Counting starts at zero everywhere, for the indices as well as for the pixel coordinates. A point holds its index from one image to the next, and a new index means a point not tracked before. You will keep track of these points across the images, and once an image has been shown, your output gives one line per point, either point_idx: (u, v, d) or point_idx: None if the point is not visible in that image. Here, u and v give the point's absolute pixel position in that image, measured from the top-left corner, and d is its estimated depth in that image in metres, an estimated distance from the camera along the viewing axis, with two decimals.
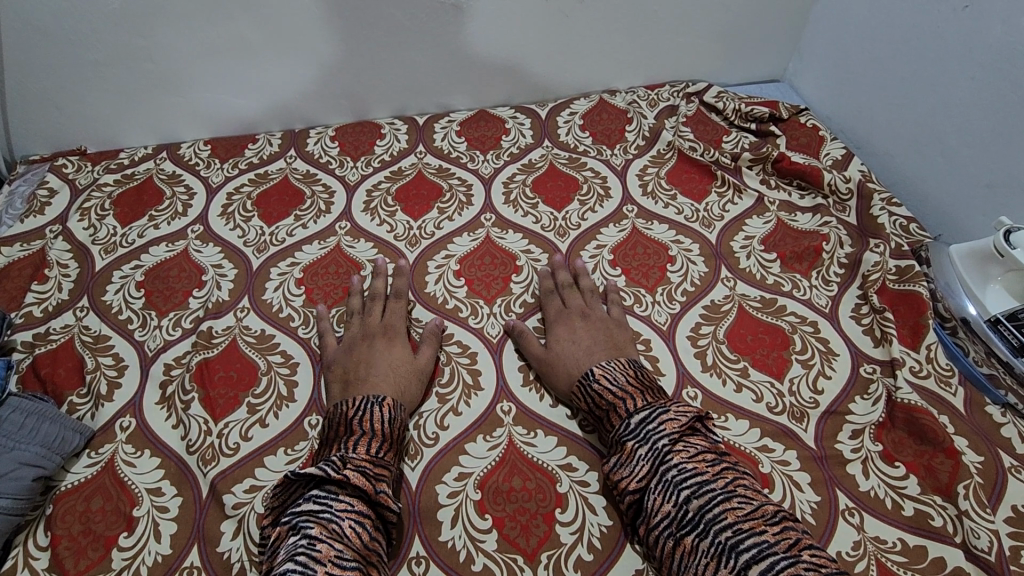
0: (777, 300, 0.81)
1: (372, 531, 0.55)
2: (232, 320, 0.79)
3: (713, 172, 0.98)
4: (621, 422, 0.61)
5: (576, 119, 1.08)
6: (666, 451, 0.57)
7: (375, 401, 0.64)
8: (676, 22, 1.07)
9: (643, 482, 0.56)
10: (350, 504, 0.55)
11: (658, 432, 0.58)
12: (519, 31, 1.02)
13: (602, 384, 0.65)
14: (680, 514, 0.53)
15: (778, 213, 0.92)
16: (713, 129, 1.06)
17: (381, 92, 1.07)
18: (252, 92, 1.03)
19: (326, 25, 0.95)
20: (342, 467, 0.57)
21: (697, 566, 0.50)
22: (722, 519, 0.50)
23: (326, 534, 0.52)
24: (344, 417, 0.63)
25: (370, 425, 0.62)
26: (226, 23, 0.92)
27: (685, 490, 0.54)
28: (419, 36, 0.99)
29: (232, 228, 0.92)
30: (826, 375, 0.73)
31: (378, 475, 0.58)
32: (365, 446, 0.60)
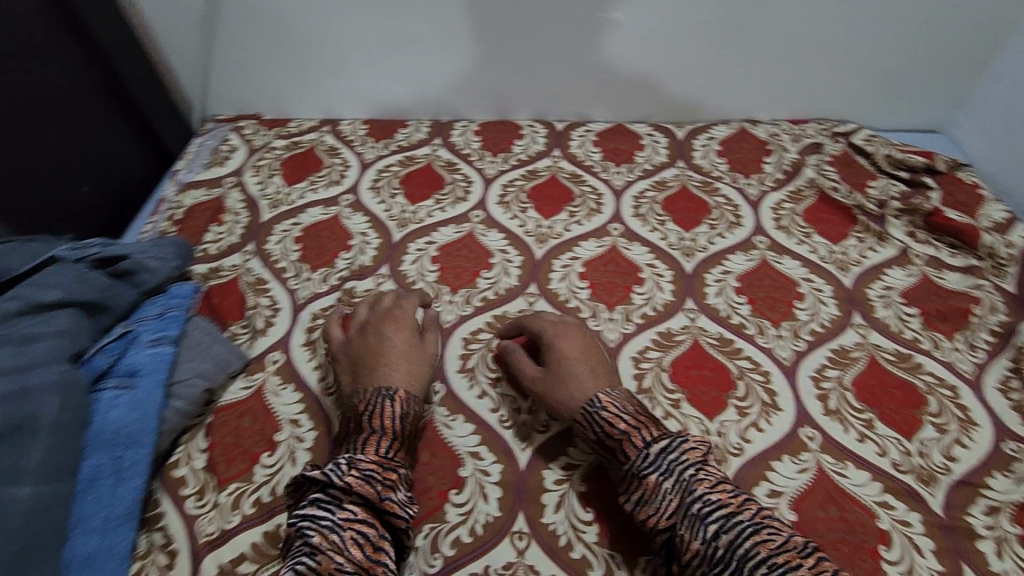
0: (914, 356, 0.77)
1: (375, 542, 0.55)
2: (372, 285, 0.88)
3: (854, 216, 0.95)
4: (637, 454, 0.60)
5: (714, 144, 1.08)
6: (691, 482, 0.57)
7: (387, 394, 0.66)
8: (835, 61, 1.05)
9: (672, 518, 0.56)
10: (352, 514, 0.56)
11: (680, 463, 0.58)
12: (671, 51, 1.05)
13: (608, 414, 0.64)
14: (709, 552, 0.52)
15: (923, 267, 0.88)
16: (862, 171, 1.02)
17: (529, 96, 1.13)
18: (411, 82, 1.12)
19: (494, 27, 1.02)
20: (347, 472, 0.58)
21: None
22: (757, 553, 0.50)
23: (326, 545, 0.53)
24: (357, 412, 0.65)
25: (379, 423, 0.64)
26: (405, 19, 1.02)
27: (711, 525, 0.53)
28: (575, 46, 1.04)
29: (379, 201, 1.00)
30: (961, 443, 0.69)
31: (384, 481, 0.59)
32: (375, 447, 0.62)
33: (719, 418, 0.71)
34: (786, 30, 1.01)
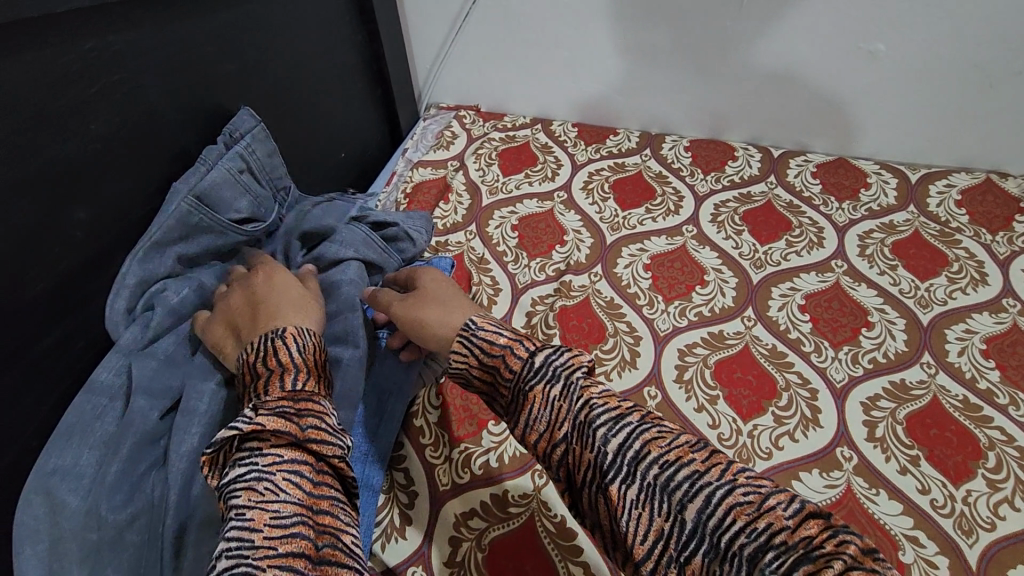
0: (983, 409, 0.72)
1: (314, 475, 0.46)
2: (462, 238, 0.97)
3: (950, 256, 0.90)
4: (521, 365, 0.50)
5: (810, 166, 1.07)
6: (579, 390, 0.47)
7: (276, 334, 0.54)
8: (960, 109, 0.97)
9: (556, 429, 0.47)
10: (279, 449, 0.45)
11: (566, 368, 0.49)
12: (792, 69, 1.00)
13: (486, 334, 0.53)
14: (597, 461, 0.44)
15: (1017, 317, 0.81)
16: (1000, 205, 0.97)
17: (627, 103, 1.16)
18: (523, 69, 1.17)
19: (611, 29, 1.04)
20: (256, 414, 0.46)
21: (630, 523, 0.42)
22: (644, 453, 0.43)
23: (258, 496, 0.42)
24: (246, 364, 0.52)
25: (278, 360, 0.51)
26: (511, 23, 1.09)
27: (598, 429, 0.45)
28: (673, 63, 1.05)
29: (476, 168, 1.10)
30: (1015, 504, 0.65)
31: (302, 411, 0.48)
32: (280, 383, 0.50)
33: (754, 420, 0.72)
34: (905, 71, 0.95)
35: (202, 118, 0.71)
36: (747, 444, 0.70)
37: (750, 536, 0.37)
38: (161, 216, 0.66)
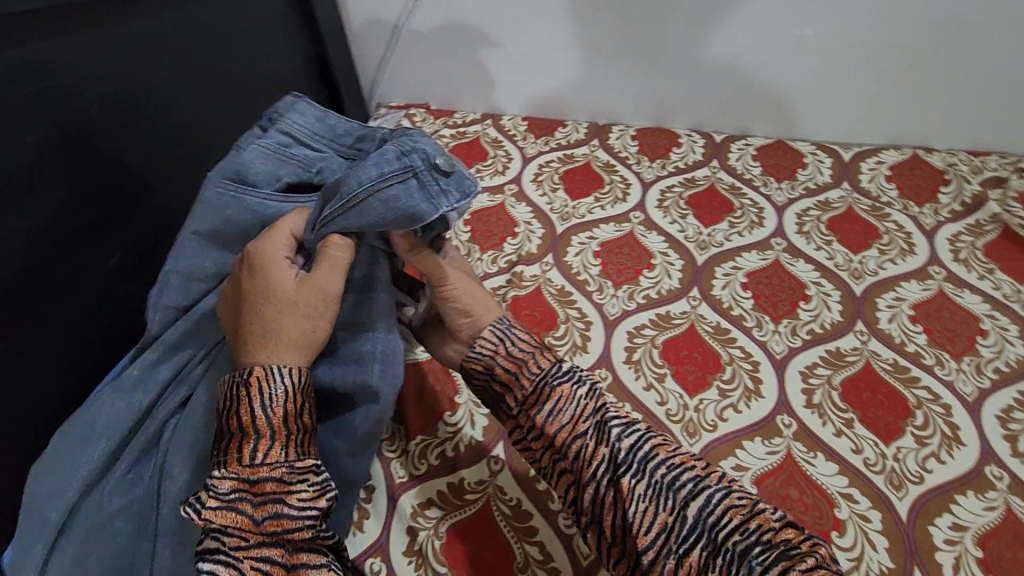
0: (911, 370, 0.77)
1: (263, 526, 0.45)
2: None
3: (881, 229, 0.94)
4: (550, 366, 0.56)
5: (751, 149, 1.10)
6: (602, 397, 0.55)
7: (253, 377, 0.48)
8: (891, 89, 1.02)
9: (580, 424, 0.53)
10: (232, 518, 0.45)
11: (589, 379, 0.57)
12: (733, 55, 1.03)
13: (517, 333, 0.60)
14: (614, 459, 0.51)
15: (942, 283, 0.86)
16: (926, 177, 1.02)
17: (574, 94, 1.18)
18: (472, 65, 1.17)
19: (556, 23, 1.06)
20: (207, 499, 0.45)
21: (635, 514, 0.48)
22: (653, 455, 0.50)
23: (234, 562, 0.45)
24: (217, 418, 0.49)
25: (238, 423, 0.47)
26: (458, 22, 1.10)
27: (614, 429, 0.52)
28: (620, 56, 1.08)
29: None
30: (940, 457, 0.69)
31: (259, 497, 0.46)
32: (241, 453, 0.47)
33: (700, 395, 0.75)
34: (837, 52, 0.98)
35: (137, 125, 0.70)
36: (693, 419, 0.73)
37: (744, 534, 0.45)
38: (207, 208, 0.61)
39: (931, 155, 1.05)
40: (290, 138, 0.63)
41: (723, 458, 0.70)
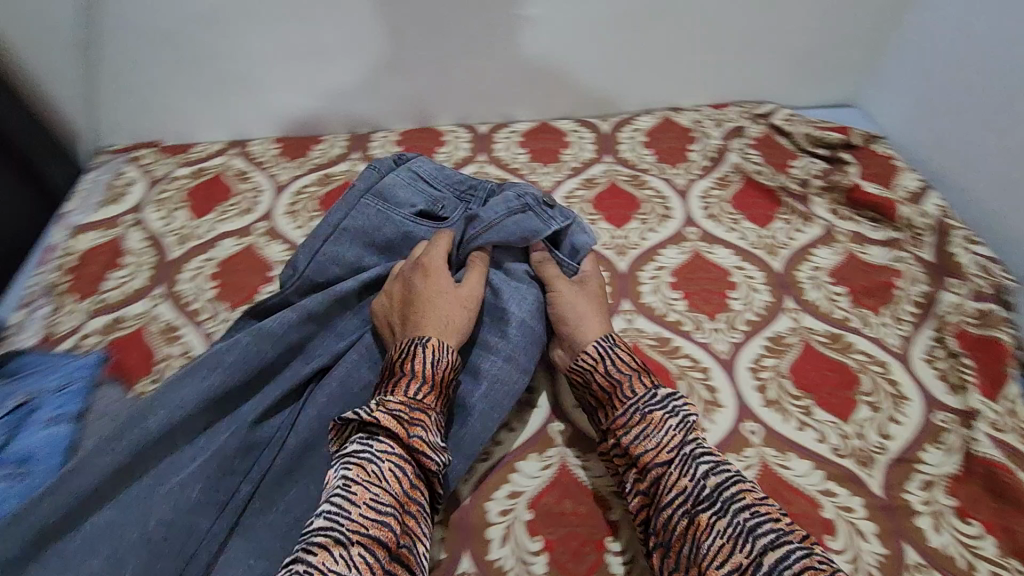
0: (844, 336, 0.78)
1: (414, 478, 0.58)
2: None
3: (779, 198, 0.95)
4: (625, 400, 0.63)
5: (640, 136, 1.07)
6: (691, 428, 0.60)
7: (421, 342, 0.64)
8: (751, 43, 1.08)
9: (668, 454, 0.58)
10: (390, 446, 0.58)
11: (682, 408, 0.62)
12: (601, 40, 1.04)
13: (618, 354, 0.67)
14: (696, 491, 0.55)
15: (848, 244, 0.88)
16: (801, 133, 1.04)
17: (449, 99, 1.10)
18: (332, 88, 1.06)
19: (416, 32, 0.99)
20: (694, 458, 0.57)
21: (712, 546, 0.52)
22: (739, 499, 0.54)
23: (364, 475, 0.55)
24: (392, 360, 0.65)
25: (611, 386, 0.65)
26: (306, 29, 0.98)
27: (703, 464, 0.57)
28: (491, 45, 1.03)
29: (297, 227, 0.94)
30: (896, 419, 0.69)
31: (412, 420, 0.59)
32: (404, 389, 0.61)
33: None
34: (696, 20, 1.03)
35: None
36: None
37: None
38: (510, 219, 0.79)
39: (782, 135, 1.06)
40: (528, 200, 0.81)
41: None
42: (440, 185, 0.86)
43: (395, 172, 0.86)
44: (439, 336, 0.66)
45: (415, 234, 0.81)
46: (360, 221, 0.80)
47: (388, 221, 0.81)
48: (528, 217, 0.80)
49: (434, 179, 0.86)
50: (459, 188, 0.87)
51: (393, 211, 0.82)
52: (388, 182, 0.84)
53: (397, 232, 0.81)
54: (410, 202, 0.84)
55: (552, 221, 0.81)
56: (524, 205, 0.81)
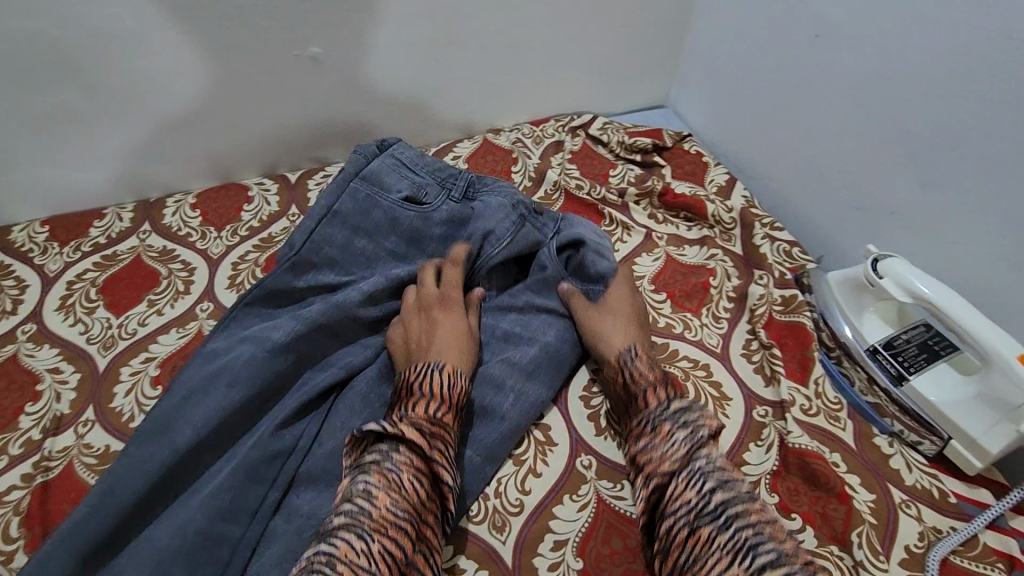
0: (669, 344, 0.78)
1: (424, 495, 0.56)
2: (72, 438, 0.70)
3: (600, 210, 0.95)
4: (654, 404, 0.62)
5: (460, 163, 1.02)
6: (703, 441, 0.58)
7: (435, 366, 0.64)
8: (554, 56, 1.07)
9: (675, 463, 0.58)
10: (408, 461, 0.57)
11: (698, 423, 0.60)
12: (403, 72, 0.99)
13: (637, 367, 0.66)
14: (701, 503, 0.54)
15: (666, 248, 0.90)
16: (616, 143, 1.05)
17: (247, 150, 0.99)
18: (111, 157, 0.92)
19: (187, 84, 0.88)
20: (692, 464, 0.57)
21: (710, 559, 0.51)
22: (744, 517, 0.52)
23: (383, 486, 0.54)
24: (407, 380, 0.64)
25: (644, 385, 0.64)
26: (51, 94, 0.83)
27: (711, 482, 0.55)
28: (278, 89, 0.94)
29: (72, 323, 0.80)
30: (720, 423, 0.70)
31: (433, 436, 0.59)
32: (425, 407, 0.61)
33: (496, 475, 0.66)
34: (494, 41, 1.01)
35: None
36: (497, 508, 0.64)
37: None
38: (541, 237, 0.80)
39: (599, 145, 1.07)
40: (524, 208, 0.80)
41: (540, 541, 0.62)
42: (422, 171, 0.82)
43: (380, 157, 0.82)
44: (453, 361, 0.66)
45: (401, 221, 0.79)
46: (350, 207, 0.79)
47: (377, 206, 0.79)
48: (528, 231, 0.79)
49: (418, 165, 0.83)
50: (437, 172, 0.83)
51: (381, 197, 0.79)
52: (374, 168, 0.81)
53: (385, 218, 0.79)
54: (395, 188, 0.80)
55: (543, 230, 0.81)
56: (521, 214, 0.79)
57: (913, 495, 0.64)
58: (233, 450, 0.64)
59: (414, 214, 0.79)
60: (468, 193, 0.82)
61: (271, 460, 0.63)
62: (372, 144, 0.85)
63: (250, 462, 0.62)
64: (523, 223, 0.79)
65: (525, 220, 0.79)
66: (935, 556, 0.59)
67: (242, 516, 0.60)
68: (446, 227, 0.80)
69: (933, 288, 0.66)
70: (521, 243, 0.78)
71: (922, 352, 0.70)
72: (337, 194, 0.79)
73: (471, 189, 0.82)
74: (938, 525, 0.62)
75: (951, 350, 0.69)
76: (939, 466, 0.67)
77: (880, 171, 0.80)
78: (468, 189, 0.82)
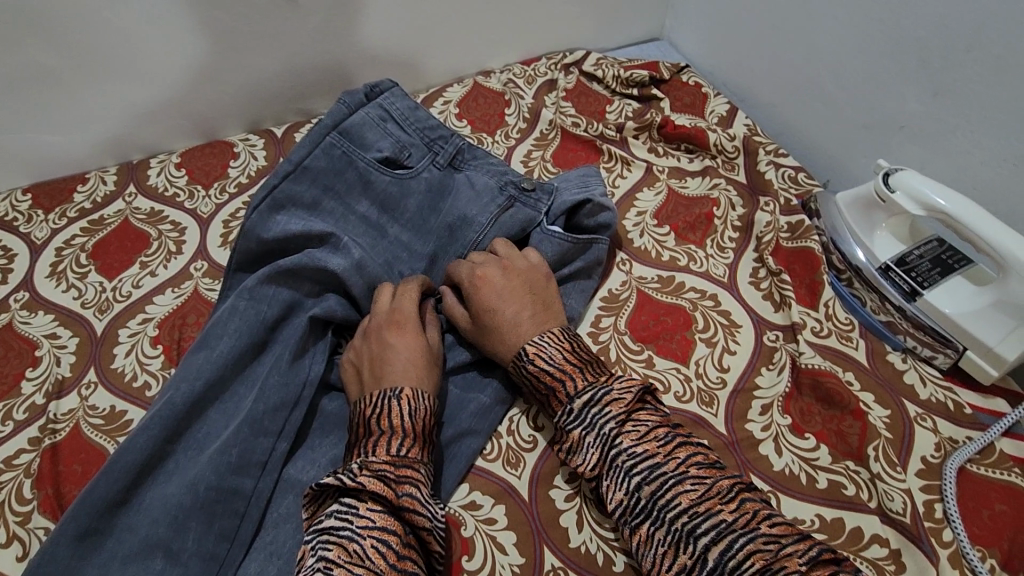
0: (675, 277, 0.76)
1: (400, 547, 0.50)
2: (76, 401, 0.69)
3: (599, 147, 0.92)
4: (563, 409, 0.57)
5: (452, 107, 0.99)
6: (614, 435, 0.54)
7: (391, 394, 0.57)
8: None
9: (596, 469, 0.54)
10: (373, 519, 0.51)
11: (604, 416, 0.55)
12: (386, 14, 0.94)
13: (536, 365, 0.59)
14: (633, 501, 0.51)
15: (668, 181, 0.87)
16: (611, 78, 1.01)
17: (228, 106, 0.96)
18: (91, 114, 0.88)
19: (157, 33, 0.84)
20: (616, 455, 0.53)
21: (657, 555, 0.49)
22: (676, 504, 0.49)
23: (345, 557, 0.48)
24: (364, 416, 0.57)
25: (548, 383, 0.58)
26: (19, 53, 0.79)
27: (636, 476, 0.52)
28: (257, 37, 0.89)
29: (64, 289, 0.79)
30: (730, 350, 0.69)
31: (401, 478, 0.53)
32: (385, 446, 0.54)
33: (508, 414, 0.65)
34: None
35: None
36: (511, 445, 0.64)
37: None
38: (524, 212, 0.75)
39: (593, 81, 1.04)
40: (512, 190, 0.76)
41: (556, 474, 0.62)
42: (410, 129, 0.78)
43: (366, 108, 0.77)
44: (413, 382, 0.59)
45: (375, 184, 0.76)
46: (322, 162, 0.74)
47: (352, 164, 0.75)
48: (512, 211, 0.75)
49: (407, 121, 0.78)
50: (426, 132, 0.78)
51: (358, 155, 0.75)
52: (356, 121, 0.76)
53: (359, 177, 0.75)
54: (375, 147, 0.76)
55: (539, 205, 0.75)
56: (509, 197, 0.75)
57: (928, 408, 0.64)
58: (232, 406, 0.64)
59: (390, 179, 0.76)
60: (455, 160, 0.78)
61: (278, 410, 0.62)
62: (360, 89, 0.79)
63: (255, 416, 0.61)
64: (509, 206, 0.75)
65: (514, 203, 0.75)
66: (952, 465, 0.59)
67: (252, 469, 0.60)
68: (424, 196, 0.77)
69: (947, 199, 0.65)
70: (507, 226, 0.74)
71: (936, 266, 0.68)
72: (311, 148, 0.74)
73: (458, 156, 0.78)
74: (954, 436, 0.62)
75: (965, 263, 0.68)
76: (954, 378, 0.67)
77: (890, 83, 0.77)
78: (455, 156, 0.78)
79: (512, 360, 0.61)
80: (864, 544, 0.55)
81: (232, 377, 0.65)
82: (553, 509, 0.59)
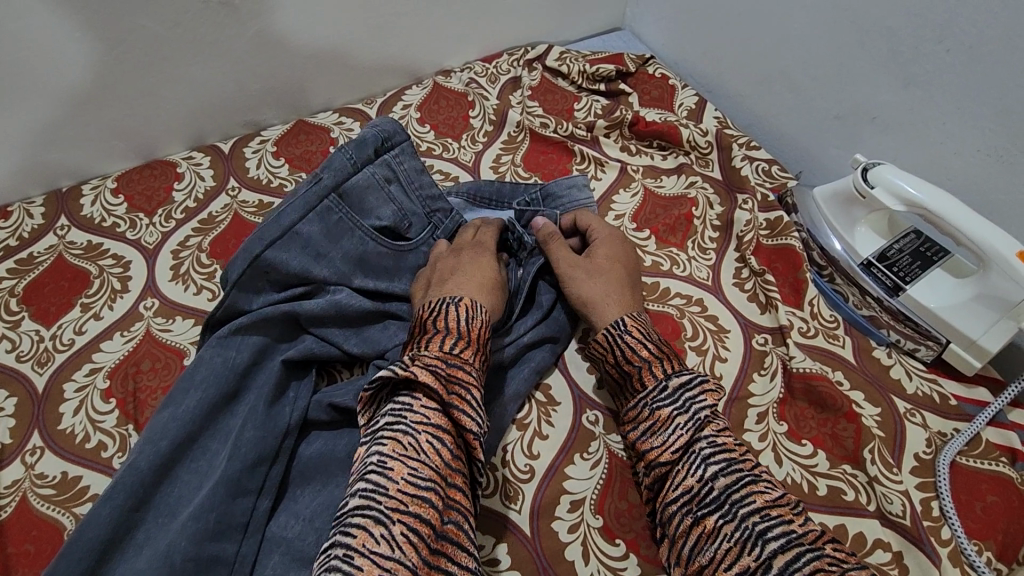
0: (659, 283, 0.74)
1: (454, 447, 0.51)
2: (20, 470, 0.62)
3: (570, 148, 0.88)
4: (654, 386, 0.56)
5: (412, 112, 0.93)
6: (705, 423, 0.53)
7: (453, 301, 0.60)
8: None
9: (676, 453, 0.53)
10: (426, 416, 0.51)
11: (700, 403, 0.54)
12: (336, 16, 0.88)
13: (632, 339, 0.59)
14: (702, 492, 0.50)
15: (643, 181, 0.85)
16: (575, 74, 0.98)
17: (167, 123, 0.88)
18: (7, 137, 0.79)
19: (77, 44, 0.75)
20: (695, 445, 0.52)
21: (717, 552, 0.47)
22: (749, 502, 0.48)
23: (401, 451, 0.49)
24: (423, 319, 0.59)
25: (642, 355, 0.58)
26: None
27: (712, 466, 0.51)
28: (194, 45, 0.81)
29: None
30: (721, 357, 0.68)
31: (451, 375, 0.53)
32: (440, 345, 0.56)
33: (501, 444, 0.62)
34: None
35: None
36: (506, 478, 0.61)
37: None
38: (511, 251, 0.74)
39: (558, 77, 1.00)
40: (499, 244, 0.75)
41: (556, 504, 0.59)
42: (414, 197, 0.73)
43: (372, 166, 0.71)
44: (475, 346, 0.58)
45: (370, 258, 0.70)
46: (319, 229, 0.66)
47: (350, 233, 0.68)
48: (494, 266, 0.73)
49: (412, 186, 0.73)
50: (429, 201, 0.74)
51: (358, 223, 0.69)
52: (357, 182, 0.69)
53: (356, 246, 0.69)
54: (375, 215, 0.71)
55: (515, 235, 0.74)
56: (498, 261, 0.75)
57: (916, 403, 0.65)
58: (204, 465, 0.58)
59: (388, 250, 0.71)
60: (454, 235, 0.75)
61: (256, 467, 0.58)
62: (370, 139, 0.71)
63: (232, 475, 0.56)
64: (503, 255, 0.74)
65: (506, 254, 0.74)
66: (944, 461, 0.60)
67: (234, 534, 0.55)
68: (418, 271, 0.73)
69: (925, 193, 0.64)
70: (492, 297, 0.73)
71: (916, 259, 0.69)
72: (306, 211, 0.66)
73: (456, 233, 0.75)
74: (942, 429, 0.63)
75: (943, 255, 0.69)
76: (937, 369, 0.68)
77: (860, 73, 0.77)
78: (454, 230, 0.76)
79: (607, 327, 0.61)
80: (868, 549, 0.55)
81: (200, 432, 0.59)
82: (556, 543, 0.57)
